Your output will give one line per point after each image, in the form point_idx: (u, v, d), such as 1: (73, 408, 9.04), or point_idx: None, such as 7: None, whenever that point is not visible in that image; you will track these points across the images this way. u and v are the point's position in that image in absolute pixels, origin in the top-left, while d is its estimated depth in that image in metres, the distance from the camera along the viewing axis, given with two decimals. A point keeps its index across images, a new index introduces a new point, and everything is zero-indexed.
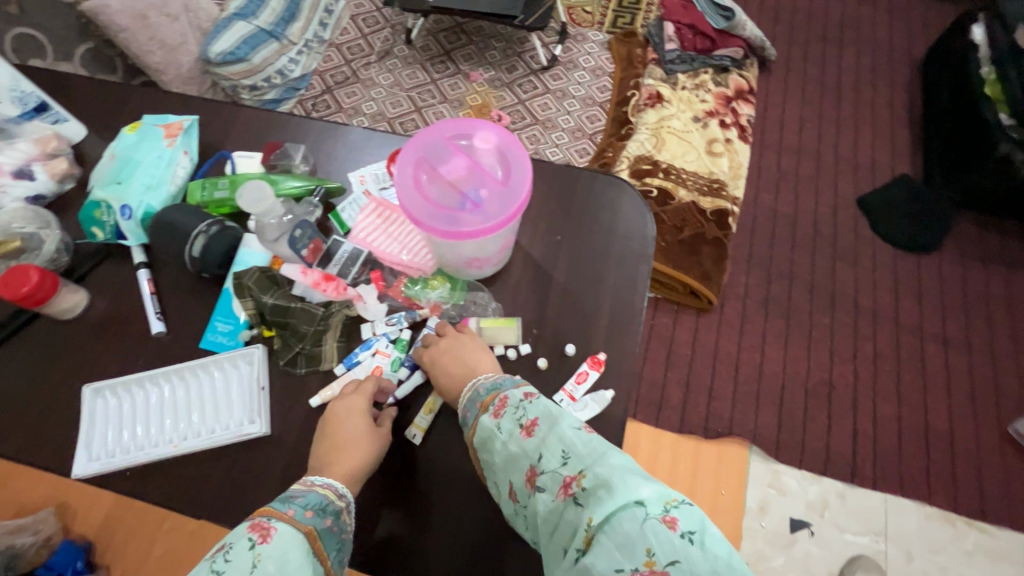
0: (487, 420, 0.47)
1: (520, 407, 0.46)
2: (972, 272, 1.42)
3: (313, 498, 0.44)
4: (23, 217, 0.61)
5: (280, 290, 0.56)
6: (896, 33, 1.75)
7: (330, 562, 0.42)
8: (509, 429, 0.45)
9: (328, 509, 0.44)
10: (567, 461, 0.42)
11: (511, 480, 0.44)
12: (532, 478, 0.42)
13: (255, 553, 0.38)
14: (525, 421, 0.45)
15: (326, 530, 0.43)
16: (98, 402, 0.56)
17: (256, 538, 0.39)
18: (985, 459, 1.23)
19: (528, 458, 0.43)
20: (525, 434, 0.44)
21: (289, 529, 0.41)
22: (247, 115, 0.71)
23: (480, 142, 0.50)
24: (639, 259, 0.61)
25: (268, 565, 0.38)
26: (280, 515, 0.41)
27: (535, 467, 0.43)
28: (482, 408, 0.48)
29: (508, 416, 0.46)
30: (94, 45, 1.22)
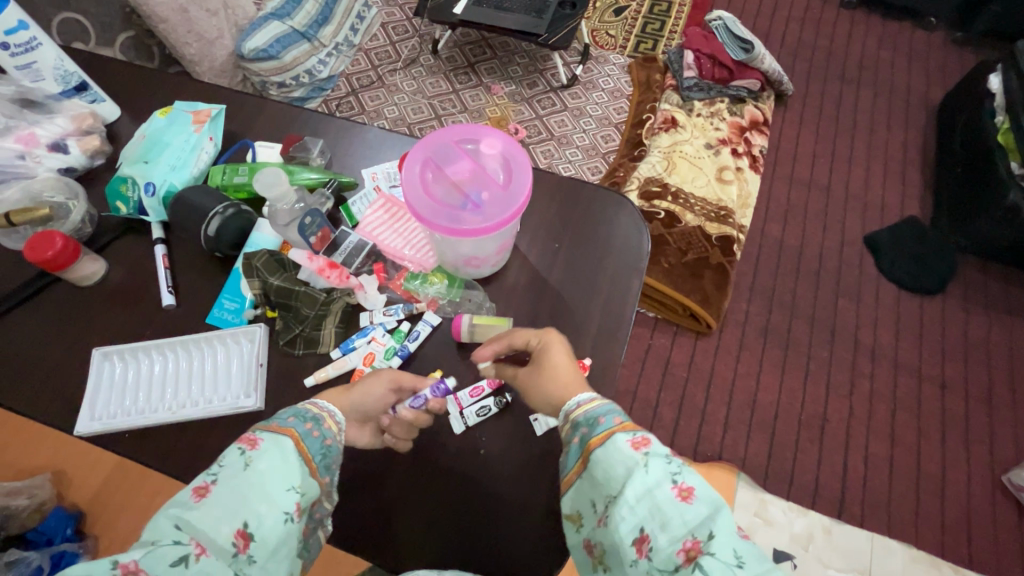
0: (629, 452, 0.43)
1: (672, 462, 0.42)
2: (975, 318, 1.42)
3: (296, 412, 0.48)
4: (53, 187, 0.65)
5: (287, 273, 0.60)
6: (914, 76, 1.77)
7: (315, 462, 0.45)
8: (661, 480, 0.41)
9: (306, 416, 0.47)
10: (743, 564, 0.37)
11: (650, 533, 0.39)
12: (689, 551, 0.38)
13: (245, 456, 0.42)
14: (682, 481, 0.41)
15: (307, 434, 0.46)
16: (105, 365, 0.58)
17: (245, 446, 0.42)
18: (975, 507, 1.22)
19: (686, 526, 0.39)
20: (681, 497, 0.40)
21: (273, 435, 0.44)
22: (271, 109, 0.75)
23: (486, 148, 0.53)
24: (632, 272, 0.63)
25: (258, 464, 0.41)
26: (265, 427, 0.45)
27: (698, 541, 0.38)
28: (621, 427, 0.45)
29: (661, 463, 0.42)
30: (134, 34, 1.28)
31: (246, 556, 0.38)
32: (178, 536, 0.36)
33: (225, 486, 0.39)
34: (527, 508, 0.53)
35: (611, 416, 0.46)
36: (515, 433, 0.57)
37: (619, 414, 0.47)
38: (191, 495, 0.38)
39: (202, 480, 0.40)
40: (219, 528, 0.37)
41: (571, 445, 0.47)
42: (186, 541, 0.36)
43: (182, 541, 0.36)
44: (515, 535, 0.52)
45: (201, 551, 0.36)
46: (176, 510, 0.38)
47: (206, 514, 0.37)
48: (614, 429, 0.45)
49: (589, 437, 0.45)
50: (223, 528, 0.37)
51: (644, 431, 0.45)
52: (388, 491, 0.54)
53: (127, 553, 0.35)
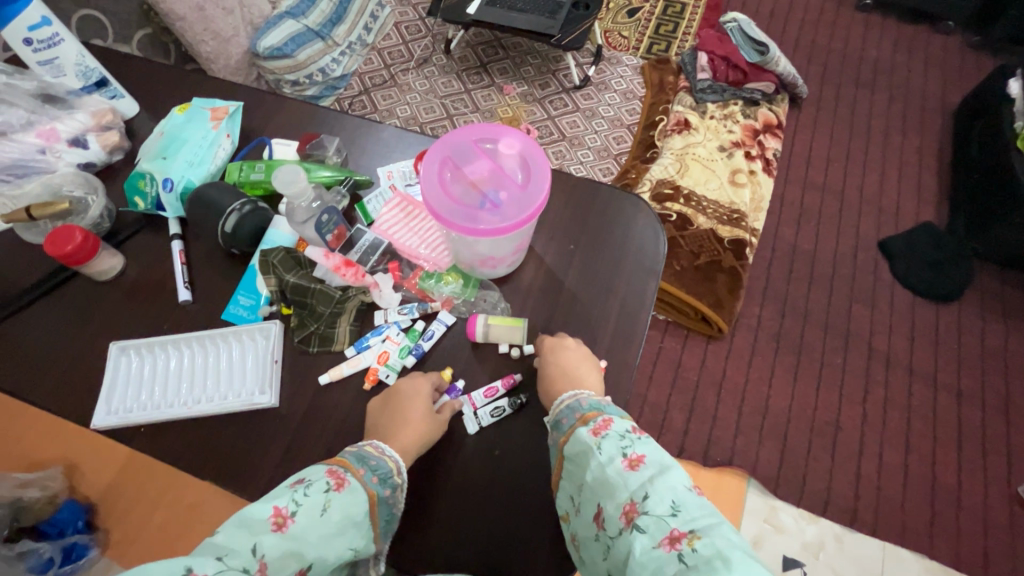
0: (585, 437, 0.48)
1: (625, 438, 0.47)
2: (992, 326, 1.40)
3: (381, 466, 0.48)
4: (74, 182, 0.66)
5: (303, 271, 0.60)
6: (931, 80, 1.75)
7: (378, 527, 0.47)
8: (611, 454, 0.46)
9: (388, 480, 0.48)
10: (677, 513, 0.41)
11: (603, 505, 0.44)
12: (628, 513, 0.42)
13: (328, 497, 0.43)
14: (631, 454, 0.46)
15: (383, 499, 0.47)
16: (122, 359, 0.59)
17: (332, 484, 0.44)
18: (990, 518, 1.20)
19: (628, 490, 0.43)
20: (629, 467, 0.45)
21: (357, 486, 0.46)
22: (287, 106, 0.75)
23: (504, 147, 0.52)
24: (648, 274, 0.63)
25: (334, 513, 0.43)
26: (354, 471, 0.47)
27: (635, 503, 0.42)
28: (581, 419, 0.49)
29: (611, 441, 0.47)
30: (151, 31, 1.29)
31: None
32: (248, 562, 0.38)
33: (304, 527, 0.41)
34: (541, 511, 0.53)
35: (574, 412, 0.50)
36: (529, 434, 0.56)
37: (586, 405, 0.51)
38: (273, 520, 0.40)
39: (286, 506, 0.41)
40: (284, 566, 0.39)
41: (550, 445, 0.52)
42: (252, 570, 0.37)
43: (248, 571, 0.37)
44: (529, 537, 0.52)
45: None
46: (254, 533, 0.39)
47: (278, 550, 0.39)
48: (575, 423, 0.49)
49: (558, 436, 0.50)
50: (289, 566, 0.39)
51: (608, 416, 0.50)
52: None
53: (202, 562, 0.35)
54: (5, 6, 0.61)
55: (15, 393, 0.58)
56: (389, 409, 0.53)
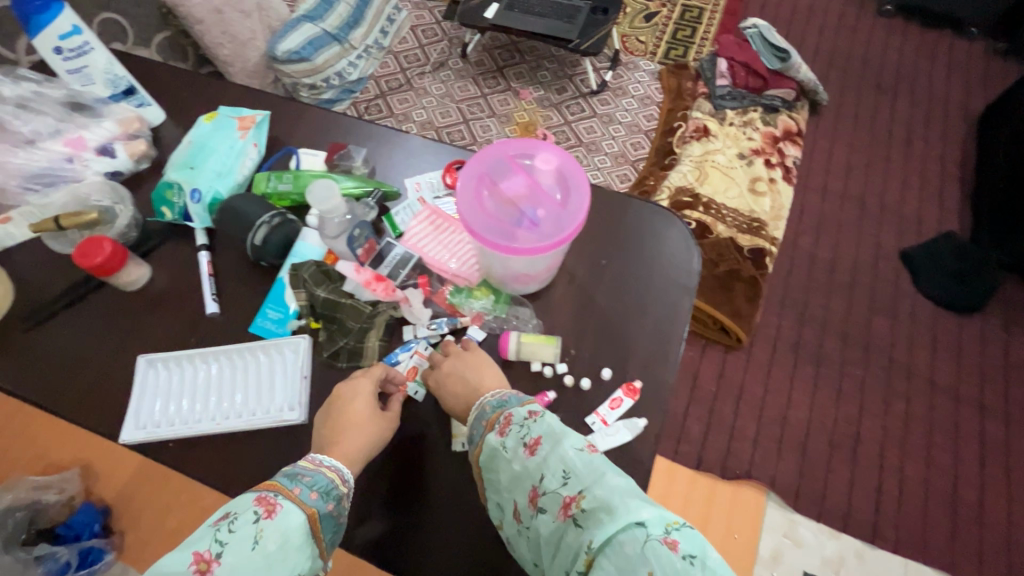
0: (492, 438, 0.47)
1: (523, 426, 0.46)
2: (1016, 339, 1.37)
3: (320, 480, 0.46)
4: (101, 191, 0.65)
5: (332, 285, 0.58)
6: (954, 87, 1.72)
7: (325, 543, 0.44)
8: (513, 447, 0.45)
9: (330, 494, 0.45)
10: (567, 480, 0.42)
11: (513, 500, 0.44)
12: (534, 498, 0.43)
13: (258, 527, 0.41)
14: (529, 439, 0.45)
15: (326, 514, 0.45)
16: (150, 372, 0.58)
17: (261, 512, 0.41)
18: (1015, 536, 1.18)
19: (530, 477, 0.43)
20: (528, 454, 0.44)
21: (292, 507, 0.43)
22: (314, 115, 0.74)
23: (541, 163, 0.51)
24: (682, 291, 0.61)
25: (269, 543, 0.40)
26: (286, 492, 0.43)
27: (537, 487, 0.43)
28: (487, 422, 0.48)
29: (511, 435, 0.46)
30: (170, 34, 1.29)
31: None
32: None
33: (230, 568, 0.38)
34: None
35: (478, 409, 0.49)
36: None
37: (489, 402, 0.50)
38: (193, 568, 0.37)
39: (208, 549, 0.38)
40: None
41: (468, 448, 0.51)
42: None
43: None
44: None
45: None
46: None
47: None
48: (481, 425, 0.48)
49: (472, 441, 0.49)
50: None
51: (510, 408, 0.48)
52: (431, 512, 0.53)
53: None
54: (39, 14, 0.61)
55: (42, 406, 0.58)
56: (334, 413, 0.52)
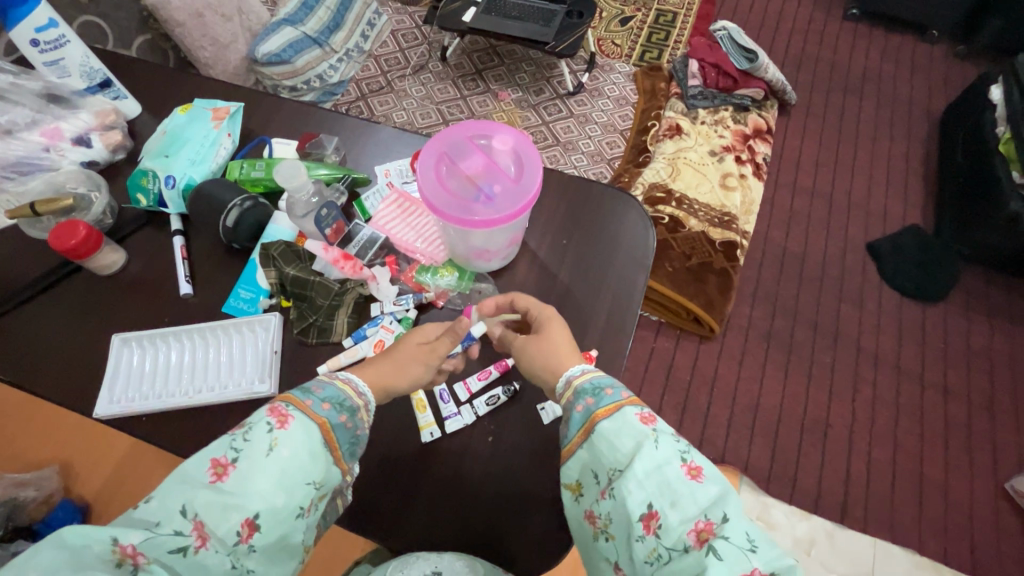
0: (638, 425, 0.45)
1: (684, 445, 0.44)
2: (978, 326, 1.42)
3: (331, 393, 0.48)
4: (76, 179, 0.67)
5: (302, 264, 0.61)
6: (917, 87, 1.79)
7: (340, 451, 0.47)
8: (673, 459, 0.43)
9: (343, 406, 0.48)
10: (753, 548, 0.39)
11: (661, 509, 0.41)
12: (701, 532, 0.40)
13: (272, 436, 0.42)
14: (691, 461, 0.43)
15: (339, 424, 0.47)
16: (124, 350, 0.60)
17: (274, 422, 0.43)
18: (978, 514, 1.22)
19: (698, 506, 0.41)
20: (691, 476, 0.42)
21: (304, 417, 0.45)
22: (287, 108, 0.77)
23: (498, 143, 0.55)
24: (638, 268, 0.64)
25: (282, 451, 0.42)
26: (298, 404, 0.45)
27: (710, 522, 0.40)
28: (629, 401, 0.47)
29: (672, 442, 0.44)
30: (151, 37, 1.31)
31: (249, 544, 0.39)
32: (180, 525, 0.38)
33: (243, 474, 0.40)
34: (532, 494, 0.54)
35: (619, 390, 0.49)
36: (521, 423, 0.58)
37: (623, 389, 0.50)
38: (210, 472, 0.40)
39: (224, 456, 0.41)
40: (224, 519, 0.39)
41: (572, 416, 0.48)
42: (186, 531, 0.38)
43: (181, 532, 0.38)
44: (521, 519, 0.53)
45: (201, 544, 0.38)
46: (188, 491, 0.39)
47: (212, 504, 0.39)
48: (622, 401, 0.47)
49: (595, 408, 0.47)
50: (230, 519, 0.39)
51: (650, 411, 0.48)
52: (396, 477, 0.55)
53: (128, 532, 0.37)
54: (15, 8, 0.62)
55: (18, 386, 0.59)
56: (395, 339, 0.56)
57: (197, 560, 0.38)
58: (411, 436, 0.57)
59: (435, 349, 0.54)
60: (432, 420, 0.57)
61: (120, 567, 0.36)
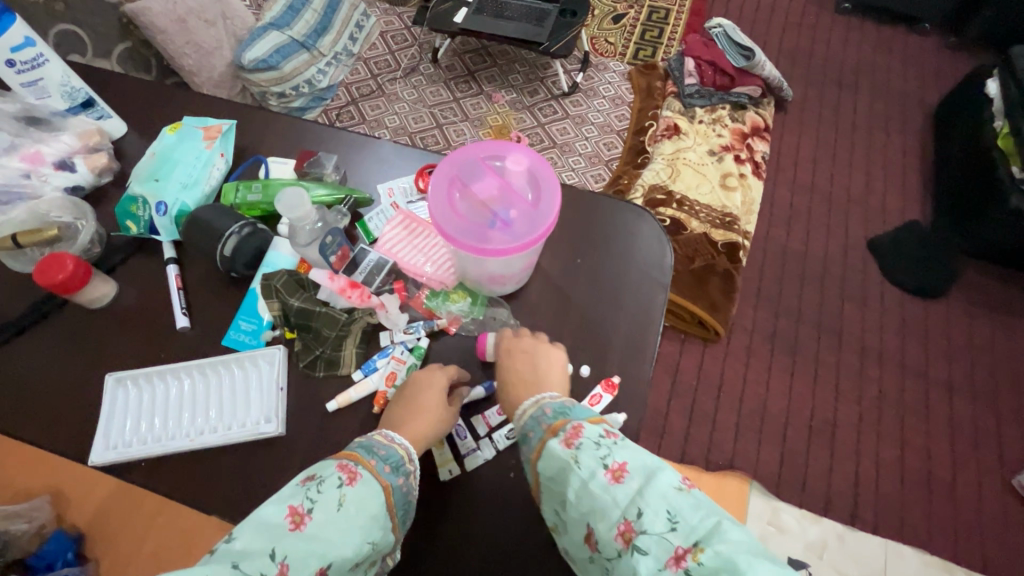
0: (559, 449, 0.44)
1: (602, 446, 0.43)
2: (979, 321, 1.42)
3: (393, 454, 0.47)
4: (61, 207, 0.63)
5: (307, 294, 0.58)
6: (911, 80, 1.79)
7: (396, 517, 0.45)
8: (591, 468, 0.42)
9: (401, 469, 0.46)
10: (676, 526, 0.38)
11: (593, 525, 0.41)
12: (625, 534, 0.39)
13: (341, 492, 0.42)
14: (612, 464, 0.42)
15: (397, 487, 0.45)
16: (119, 391, 0.57)
17: (344, 478, 0.43)
18: (986, 511, 1.22)
19: (618, 508, 0.40)
20: (614, 480, 0.41)
21: (371, 478, 0.44)
22: (282, 123, 0.73)
23: (512, 164, 0.51)
24: (655, 287, 0.62)
25: (349, 507, 0.41)
26: (365, 463, 0.45)
27: (630, 522, 0.39)
28: (551, 431, 0.46)
29: (588, 452, 0.43)
30: (132, 45, 1.25)
31: None
32: (265, 566, 0.36)
33: (321, 521, 0.40)
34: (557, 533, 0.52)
35: (540, 421, 0.47)
36: None
37: (553, 412, 0.47)
38: (288, 518, 0.39)
39: (301, 504, 0.40)
40: (304, 566, 0.37)
41: (522, 461, 0.49)
42: (269, 575, 0.36)
43: (264, 574, 0.36)
44: (545, 560, 0.51)
45: None
46: (270, 536, 0.38)
47: (296, 550, 0.37)
48: (544, 434, 0.46)
49: (528, 451, 0.47)
50: (307, 565, 0.37)
51: (576, 420, 0.46)
52: (412, 518, 0.52)
53: (218, 571, 0.35)
54: None
55: (5, 431, 0.55)
56: (406, 391, 0.53)
57: None
58: (426, 473, 0.54)
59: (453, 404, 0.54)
60: (450, 458, 0.54)
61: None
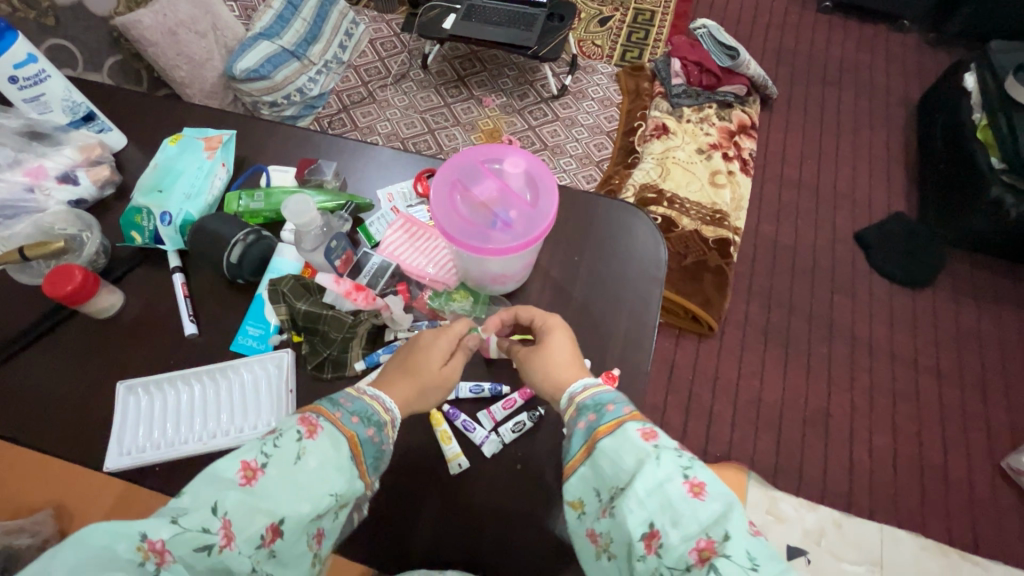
0: (639, 440, 0.44)
1: (684, 458, 0.43)
2: (965, 309, 1.46)
3: (361, 407, 0.48)
4: (65, 219, 0.64)
5: (313, 298, 0.60)
6: (892, 76, 1.83)
7: (365, 466, 0.46)
8: (674, 474, 0.42)
9: (372, 421, 0.47)
10: (755, 567, 0.38)
11: (662, 529, 0.40)
12: (703, 551, 0.39)
13: (301, 446, 0.43)
14: (693, 477, 0.42)
15: (367, 439, 0.46)
16: (129, 398, 0.58)
17: (303, 432, 0.43)
18: (976, 493, 1.25)
19: (700, 524, 0.40)
20: (693, 493, 0.41)
21: (334, 429, 0.45)
22: (281, 132, 0.75)
23: (510, 167, 0.53)
24: (652, 282, 0.64)
25: (309, 461, 0.42)
26: (328, 415, 0.46)
27: (712, 540, 0.39)
28: (631, 416, 0.46)
29: (673, 457, 0.43)
30: (122, 57, 1.26)
31: (271, 547, 0.39)
32: (208, 522, 0.38)
33: (273, 478, 0.40)
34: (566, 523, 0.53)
35: (622, 405, 0.47)
36: (547, 447, 0.57)
37: (627, 404, 0.48)
38: (240, 474, 0.40)
39: (254, 459, 0.41)
40: (252, 523, 0.39)
41: (575, 433, 0.47)
42: (213, 529, 0.38)
43: (208, 529, 0.38)
44: (555, 549, 0.52)
45: (226, 543, 0.38)
46: (218, 489, 0.39)
47: (242, 507, 0.39)
48: (622, 417, 0.46)
49: (597, 425, 0.46)
50: (257, 522, 0.39)
51: (652, 423, 0.46)
52: (424, 512, 0.54)
53: (156, 528, 0.37)
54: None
55: (19, 441, 0.56)
56: (407, 353, 0.53)
57: (220, 559, 0.38)
58: (435, 468, 0.56)
59: (454, 368, 0.53)
60: (459, 451, 0.56)
61: (144, 565, 0.36)
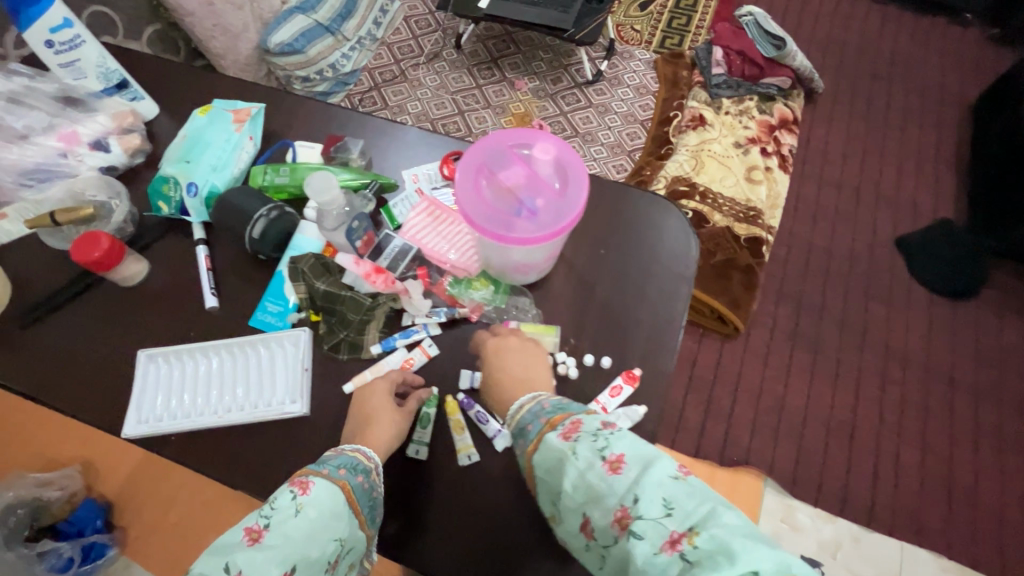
0: (555, 441, 0.44)
1: (598, 436, 0.42)
2: (1009, 324, 1.38)
3: (345, 459, 0.47)
4: (96, 185, 0.65)
5: (332, 277, 0.59)
6: (949, 73, 1.73)
7: (363, 514, 0.46)
8: (587, 457, 0.41)
9: (358, 468, 0.47)
10: (672, 512, 0.37)
11: (589, 513, 0.40)
12: (622, 519, 0.38)
13: (297, 502, 0.41)
14: (610, 454, 0.40)
15: (358, 486, 0.46)
16: (150, 365, 0.58)
17: (297, 490, 0.42)
18: (1006, 517, 1.20)
19: (616, 496, 0.39)
20: (611, 470, 0.40)
21: (326, 482, 0.44)
22: (309, 107, 0.74)
23: (539, 153, 0.51)
24: (679, 280, 0.61)
25: (309, 512, 0.41)
26: (317, 471, 0.45)
27: (627, 507, 0.38)
28: (550, 425, 0.46)
29: (584, 443, 0.42)
30: (161, 27, 1.27)
31: None
32: None
33: (279, 530, 0.39)
34: None
35: (538, 418, 0.47)
36: None
37: (547, 411, 0.48)
38: (245, 539, 0.39)
39: (256, 522, 0.40)
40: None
41: (519, 452, 0.49)
42: None
43: None
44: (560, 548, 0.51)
45: None
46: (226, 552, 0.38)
47: (255, 562, 0.37)
48: (543, 429, 0.46)
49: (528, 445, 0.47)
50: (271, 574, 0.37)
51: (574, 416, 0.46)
52: (430, 500, 0.53)
53: None
54: (28, 7, 0.60)
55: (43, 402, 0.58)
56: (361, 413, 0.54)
57: None
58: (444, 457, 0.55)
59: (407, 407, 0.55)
60: (470, 443, 0.55)
61: None
